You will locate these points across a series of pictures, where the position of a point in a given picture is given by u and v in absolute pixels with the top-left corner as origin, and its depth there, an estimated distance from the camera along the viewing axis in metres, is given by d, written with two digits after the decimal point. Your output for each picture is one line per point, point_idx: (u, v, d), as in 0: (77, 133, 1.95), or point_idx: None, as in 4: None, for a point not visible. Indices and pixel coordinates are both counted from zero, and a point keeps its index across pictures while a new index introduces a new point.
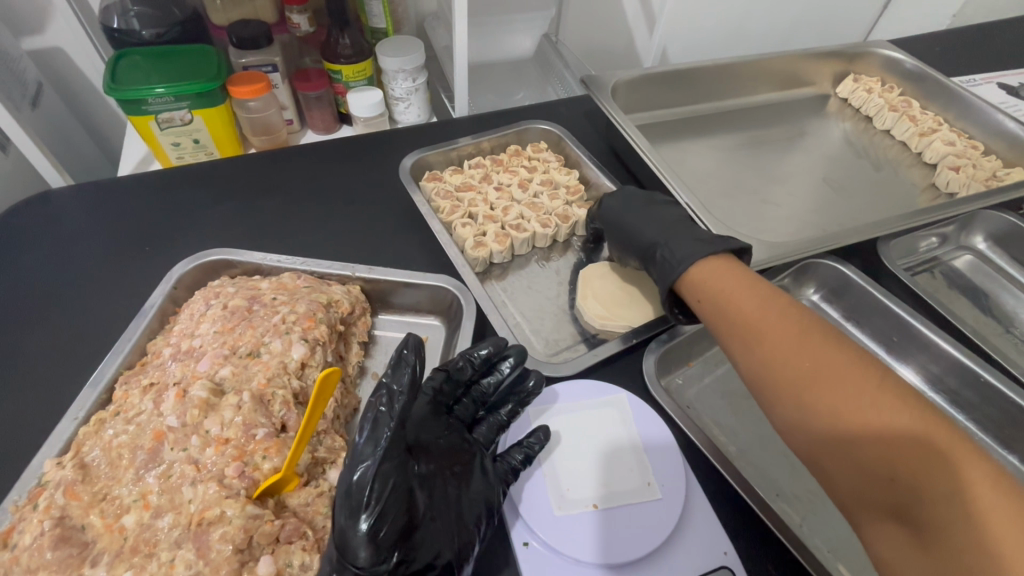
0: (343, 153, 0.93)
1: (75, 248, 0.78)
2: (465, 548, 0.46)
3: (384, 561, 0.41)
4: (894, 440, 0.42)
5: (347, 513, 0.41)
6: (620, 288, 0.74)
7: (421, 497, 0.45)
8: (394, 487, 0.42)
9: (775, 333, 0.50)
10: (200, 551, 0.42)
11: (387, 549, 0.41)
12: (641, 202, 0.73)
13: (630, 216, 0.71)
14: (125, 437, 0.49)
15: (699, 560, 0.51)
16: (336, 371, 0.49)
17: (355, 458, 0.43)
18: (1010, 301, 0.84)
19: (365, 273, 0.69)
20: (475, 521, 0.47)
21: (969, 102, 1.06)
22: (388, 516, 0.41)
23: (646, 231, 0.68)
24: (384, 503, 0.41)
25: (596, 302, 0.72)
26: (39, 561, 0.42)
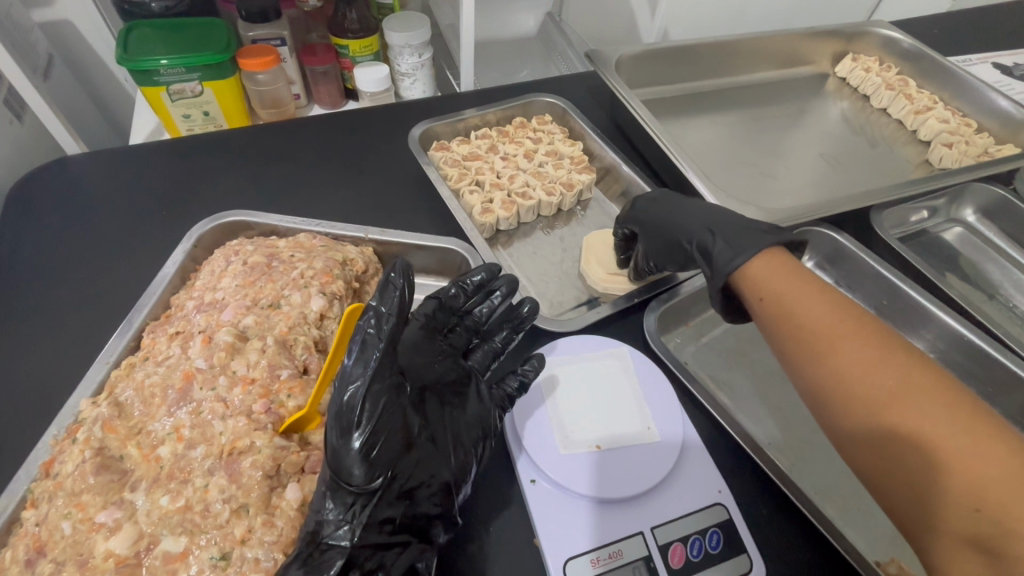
0: (352, 124, 0.95)
1: (90, 210, 0.80)
2: (460, 472, 0.50)
3: (376, 477, 0.44)
4: (986, 476, 0.38)
5: (339, 432, 0.44)
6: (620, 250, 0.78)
7: (413, 420, 0.49)
8: (385, 405, 0.46)
9: (845, 347, 0.48)
10: (232, 477, 0.45)
11: (381, 468, 0.45)
12: (678, 200, 0.70)
13: (669, 212, 0.68)
14: (156, 377, 0.52)
15: (696, 497, 0.55)
16: (360, 308, 0.55)
17: (346, 381, 0.45)
18: (995, 271, 0.87)
19: (378, 235, 0.71)
20: (467, 445, 0.51)
21: (963, 81, 1.09)
22: (381, 434, 0.45)
23: (691, 225, 0.65)
24: (375, 422, 0.45)
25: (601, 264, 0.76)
26: (80, 486, 0.45)
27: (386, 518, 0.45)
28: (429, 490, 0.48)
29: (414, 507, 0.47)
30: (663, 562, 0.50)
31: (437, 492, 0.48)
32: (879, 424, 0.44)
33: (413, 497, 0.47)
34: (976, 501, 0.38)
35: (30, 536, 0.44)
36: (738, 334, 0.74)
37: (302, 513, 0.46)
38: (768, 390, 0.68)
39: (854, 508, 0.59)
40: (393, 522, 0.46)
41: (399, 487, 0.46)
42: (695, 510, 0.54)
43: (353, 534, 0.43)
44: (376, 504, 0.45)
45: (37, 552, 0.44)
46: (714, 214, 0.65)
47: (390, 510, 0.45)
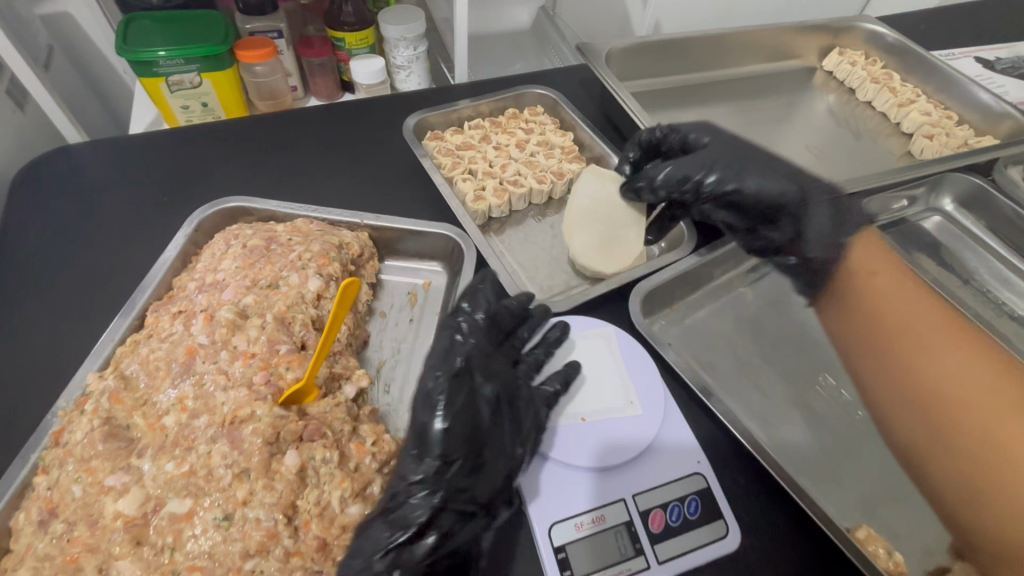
0: (348, 114, 0.97)
1: (91, 196, 0.82)
2: (520, 456, 0.53)
3: (456, 454, 0.50)
4: (1006, 464, 0.54)
5: (423, 416, 0.51)
6: (606, 222, 0.80)
7: (483, 405, 0.53)
8: (462, 395, 0.52)
9: (946, 358, 0.63)
10: (234, 444, 0.48)
11: (461, 447, 0.50)
12: (758, 158, 0.79)
13: (740, 153, 0.79)
14: (161, 352, 0.55)
15: (677, 467, 0.57)
16: (354, 283, 0.61)
17: (434, 375, 0.53)
18: (972, 257, 0.90)
19: (373, 221, 0.74)
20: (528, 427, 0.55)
21: (946, 75, 1.11)
22: (459, 417, 0.51)
23: (776, 174, 0.78)
24: (455, 408, 0.51)
25: (580, 244, 0.78)
26: (90, 452, 0.48)
27: (464, 492, 0.49)
28: (498, 467, 0.51)
29: (481, 483, 0.50)
30: (643, 527, 0.53)
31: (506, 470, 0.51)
32: (948, 414, 0.59)
33: (481, 474, 0.50)
34: (991, 483, 0.54)
35: (42, 498, 0.47)
36: (721, 317, 0.77)
37: (300, 479, 0.48)
38: (748, 370, 0.71)
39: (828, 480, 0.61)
40: (463, 494, 0.49)
41: (471, 463, 0.50)
42: (676, 479, 0.56)
43: (432, 503, 0.48)
44: (452, 476, 0.49)
45: (49, 513, 0.46)
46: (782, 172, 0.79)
47: (464, 482, 0.50)
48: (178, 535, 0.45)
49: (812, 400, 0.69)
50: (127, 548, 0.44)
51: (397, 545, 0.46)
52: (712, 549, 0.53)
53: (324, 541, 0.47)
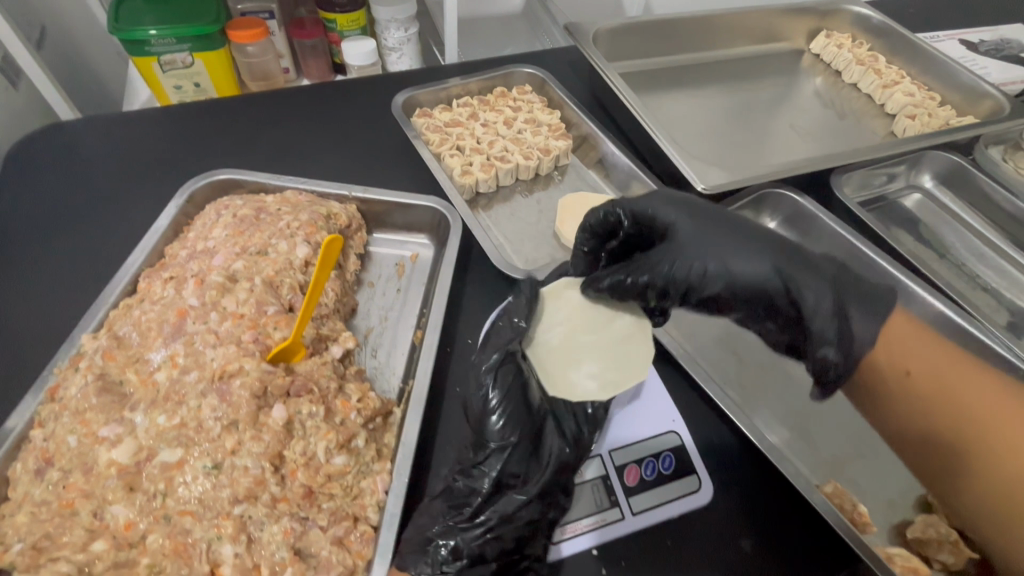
0: (338, 93, 0.98)
1: (84, 171, 0.83)
2: (576, 443, 0.54)
3: (512, 439, 0.52)
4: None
5: (481, 406, 0.54)
6: (590, 333, 0.61)
7: (536, 396, 0.57)
8: (510, 387, 0.54)
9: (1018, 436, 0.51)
10: (222, 397, 0.50)
11: (517, 431, 0.53)
12: (727, 234, 0.57)
13: (693, 239, 0.57)
14: (153, 314, 0.56)
15: (653, 425, 0.60)
16: (338, 238, 0.64)
17: (491, 364, 0.56)
18: (949, 233, 0.92)
19: (361, 193, 0.75)
20: (580, 418, 0.57)
21: (930, 56, 1.13)
22: (509, 409, 0.53)
23: (762, 246, 0.56)
24: (506, 402, 0.53)
25: (590, 376, 0.59)
26: (84, 405, 0.50)
27: (522, 477, 0.52)
28: (555, 452, 0.52)
29: (536, 468, 0.52)
30: (618, 480, 0.56)
31: (565, 456, 0.52)
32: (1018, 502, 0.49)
33: (535, 459, 0.53)
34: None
35: (39, 449, 0.49)
36: None
37: (287, 430, 0.50)
38: (726, 338, 0.73)
39: (803, 442, 0.63)
40: (516, 478, 0.51)
41: (527, 447, 0.53)
42: (651, 436, 0.59)
43: (487, 485, 0.51)
44: (507, 460, 0.51)
45: (46, 462, 0.48)
46: (742, 255, 0.56)
47: (516, 467, 0.52)
48: (169, 482, 0.47)
49: (789, 365, 0.70)
50: (120, 493, 0.46)
51: (451, 524, 0.49)
52: (685, 502, 0.56)
53: (310, 489, 0.49)
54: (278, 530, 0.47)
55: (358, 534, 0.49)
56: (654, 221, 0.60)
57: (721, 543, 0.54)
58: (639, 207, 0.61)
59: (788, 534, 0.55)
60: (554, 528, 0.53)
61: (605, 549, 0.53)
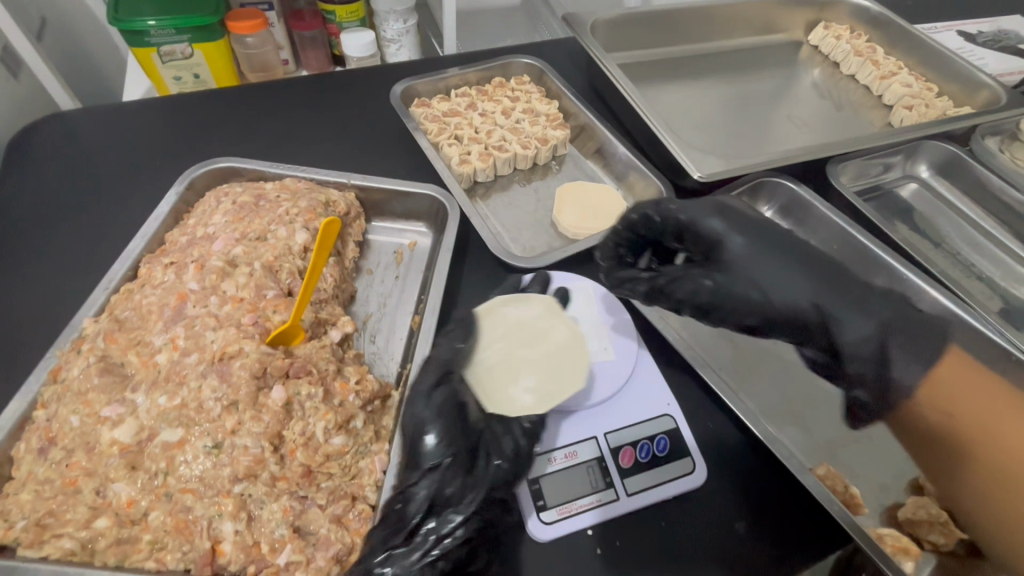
0: (337, 83, 0.98)
1: (85, 160, 0.84)
2: (516, 457, 0.52)
3: (448, 456, 0.50)
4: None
5: (414, 424, 0.52)
6: (528, 348, 0.60)
7: (474, 407, 0.54)
8: (442, 405, 0.53)
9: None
10: (223, 378, 0.51)
11: (452, 447, 0.51)
12: (781, 255, 0.63)
13: (739, 261, 0.62)
14: (153, 298, 0.57)
15: (647, 408, 0.61)
16: (335, 221, 0.66)
17: (424, 385, 0.54)
18: (944, 223, 0.93)
19: (360, 181, 0.75)
20: (518, 432, 0.54)
21: (927, 47, 1.13)
22: (441, 427, 0.51)
23: (809, 273, 0.62)
24: (438, 419, 0.52)
25: (528, 390, 0.57)
26: (86, 385, 0.51)
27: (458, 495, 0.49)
28: (491, 469, 0.50)
29: (472, 485, 0.49)
30: (614, 462, 0.56)
31: (502, 473, 0.50)
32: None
33: (471, 476, 0.50)
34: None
35: (42, 428, 0.50)
36: None
37: (286, 411, 0.51)
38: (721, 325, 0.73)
39: (798, 426, 0.64)
40: (453, 496, 0.49)
41: (463, 464, 0.50)
42: (646, 419, 0.60)
43: (425, 506, 0.48)
44: (442, 477, 0.49)
45: (49, 442, 0.49)
46: (786, 277, 0.61)
47: (451, 484, 0.49)
48: (170, 460, 0.47)
49: (784, 350, 0.71)
50: (122, 471, 0.47)
51: (388, 549, 0.46)
52: (680, 483, 0.56)
53: (309, 468, 0.50)
54: (277, 508, 0.47)
55: (356, 513, 0.50)
56: (701, 231, 0.64)
57: (714, 523, 0.55)
58: (687, 216, 0.65)
59: (782, 514, 0.56)
60: (549, 508, 0.54)
61: (601, 529, 0.53)
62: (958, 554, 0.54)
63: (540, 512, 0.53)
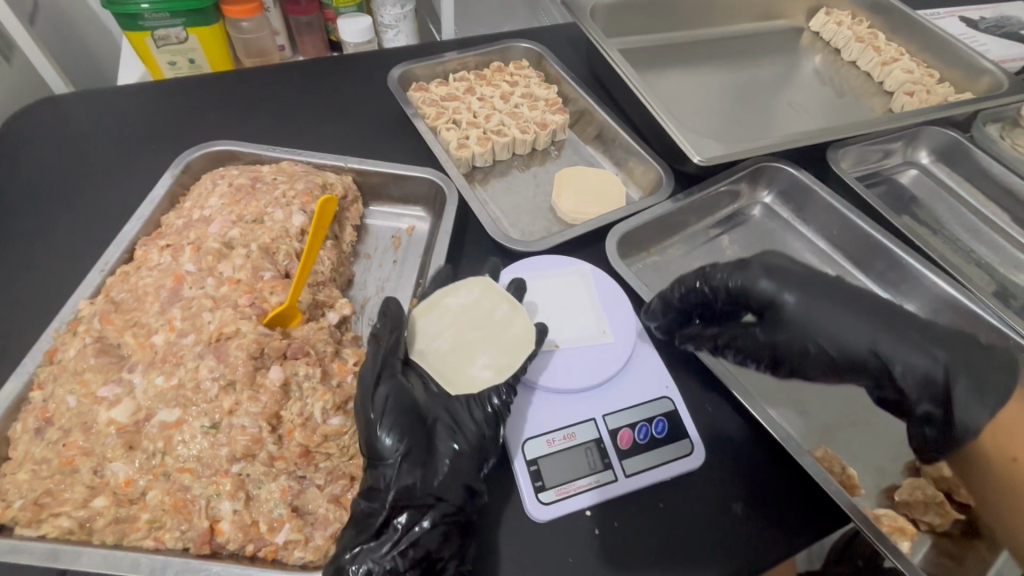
0: (334, 67, 0.97)
1: (79, 143, 0.83)
2: (480, 442, 0.52)
3: (403, 450, 0.48)
4: None
5: (364, 421, 0.49)
6: (476, 329, 0.60)
7: (421, 398, 0.53)
8: (392, 397, 0.51)
9: None
10: (220, 358, 0.51)
11: (407, 440, 0.49)
12: (840, 303, 0.58)
13: (800, 318, 0.58)
14: (149, 280, 0.57)
15: (647, 390, 0.61)
16: (332, 200, 0.65)
17: (367, 380, 0.51)
18: (944, 209, 0.93)
19: (357, 164, 0.75)
20: (478, 417, 0.54)
21: (930, 33, 1.12)
22: (393, 419, 0.49)
23: (871, 320, 0.58)
24: (388, 411, 0.50)
25: (485, 366, 0.57)
26: (83, 365, 0.51)
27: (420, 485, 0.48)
28: (451, 458, 0.50)
29: (431, 475, 0.49)
30: (612, 444, 0.57)
31: (462, 460, 0.50)
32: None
33: (429, 466, 0.49)
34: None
35: (38, 408, 0.50)
36: (696, 261, 0.79)
37: (284, 391, 0.51)
38: None
39: (797, 411, 0.64)
40: (414, 488, 0.47)
41: (419, 454, 0.49)
42: (646, 400, 0.60)
43: (388, 502, 0.47)
44: (401, 471, 0.48)
45: (45, 422, 0.49)
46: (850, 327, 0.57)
47: (411, 476, 0.48)
48: (167, 440, 0.47)
49: None
50: (120, 451, 0.47)
51: (361, 547, 0.45)
52: (677, 464, 0.56)
53: (307, 449, 0.50)
54: (275, 488, 0.47)
55: (354, 492, 0.50)
56: (754, 293, 0.61)
57: (711, 504, 0.55)
58: (735, 281, 0.61)
59: (779, 495, 0.56)
60: (548, 488, 0.54)
61: (598, 510, 0.54)
62: (954, 535, 0.55)
63: (538, 492, 0.53)
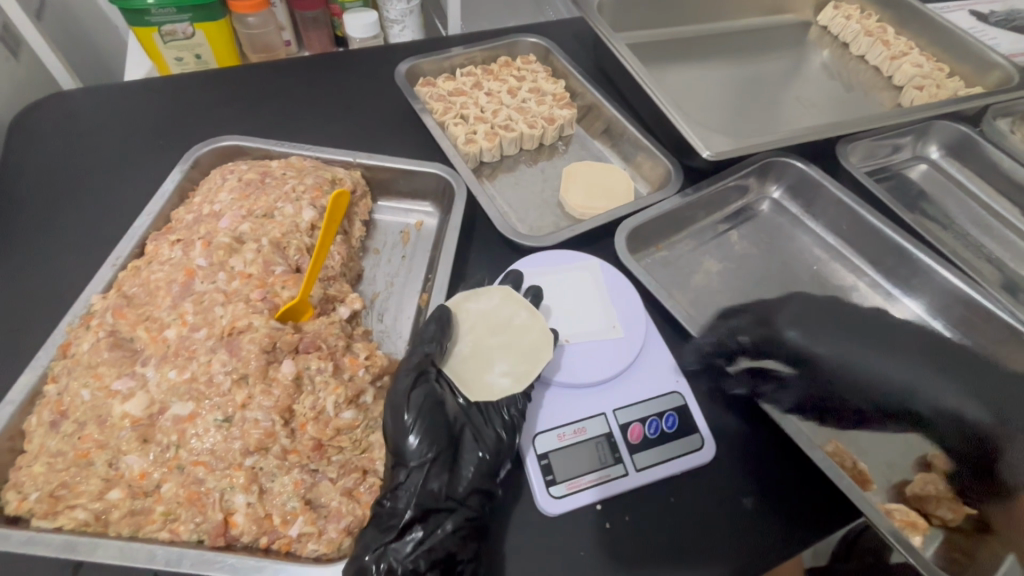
0: (341, 63, 0.97)
1: (88, 139, 0.83)
2: (501, 450, 0.52)
3: (431, 454, 0.49)
4: None
5: (394, 423, 0.50)
6: (497, 336, 0.60)
7: (450, 402, 0.54)
8: (424, 403, 0.51)
9: None
10: (232, 352, 0.51)
11: (435, 445, 0.49)
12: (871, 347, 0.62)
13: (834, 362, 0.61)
14: (161, 274, 0.57)
15: (657, 386, 0.61)
16: (344, 195, 0.64)
17: (401, 387, 0.52)
18: (953, 204, 0.92)
19: (365, 159, 0.75)
20: (497, 424, 0.53)
21: (939, 27, 1.11)
22: (424, 424, 0.50)
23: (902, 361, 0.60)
24: (420, 417, 0.50)
25: (503, 374, 0.57)
26: (97, 359, 0.51)
27: (445, 491, 0.49)
28: (473, 464, 0.50)
29: (456, 480, 0.49)
30: (622, 438, 0.57)
31: (483, 467, 0.50)
32: None
33: (454, 472, 0.50)
34: None
35: (53, 402, 0.50)
36: (704, 256, 0.79)
37: (296, 385, 0.51)
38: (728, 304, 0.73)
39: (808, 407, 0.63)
40: (439, 492, 0.48)
41: (447, 460, 0.50)
42: (657, 395, 0.60)
43: (414, 504, 0.47)
44: (428, 475, 0.49)
45: (60, 415, 0.49)
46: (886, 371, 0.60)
47: (437, 481, 0.49)
48: (181, 434, 0.47)
49: None
50: (134, 444, 0.47)
51: (383, 545, 0.46)
52: (689, 459, 0.57)
53: (320, 442, 0.50)
54: (289, 481, 0.48)
55: (367, 486, 0.50)
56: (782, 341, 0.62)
57: (721, 498, 0.55)
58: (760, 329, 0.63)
59: (791, 489, 0.56)
60: (558, 483, 0.54)
61: (609, 504, 0.54)
62: (965, 530, 0.55)
63: (549, 487, 0.53)
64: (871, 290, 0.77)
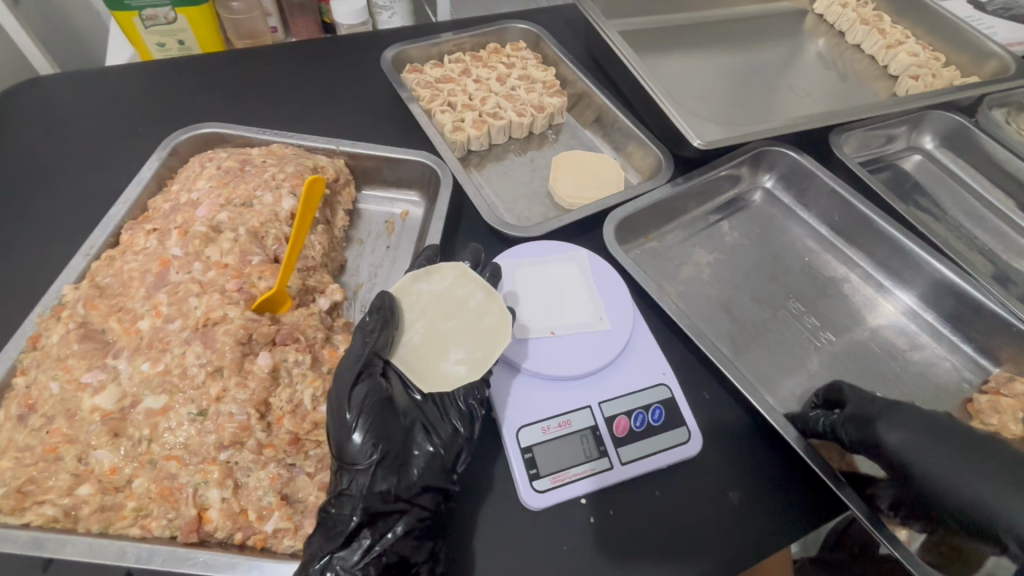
0: (327, 49, 0.95)
1: (65, 126, 0.81)
2: (454, 446, 0.50)
3: (378, 455, 0.46)
4: None
5: (337, 423, 0.47)
6: (452, 319, 0.56)
7: (399, 398, 0.51)
8: (369, 401, 0.48)
9: None
10: (207, 344, 0.49)
11: (383, 446, 0.47)
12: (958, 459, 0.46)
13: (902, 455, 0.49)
14: (135, 265, 0.55)
15: (645, 378, 0.60)
16: (320, 181, 0.60)
17: (343, 384, 0.49)
18: (946, 196, 0.91)
19: (349, 147, 0.73)
20: (454, 417, 0.52)
21: (936, 15, 1.09)
22: (370, 423, 0.47)
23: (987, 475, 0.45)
24: (365, 416, 0.47)
25: (460, 361, 0.54)
26: (66, 351, 0.50)
27: (392, 493, 0.46)
28: (423, 461, 0.48)
29: (407, 480, 0.47)
30: (608, 432, 0.56)
31: (436, 463, 0.49)
32: None
33: (404, 470, 0.48)
34: None
35: (22, 395, 0.49)
36: (694, 247, 0.78)
37: (273, 377, 0.50)
38: (718, 295, 0.72)
39: (795, 400, 0.63)
40: (388, 494, 0.46)
41: (396, 460, 0.47)
42: (643, 387, 0.59)
43: (360, 510, 0.45)
44: (375, 477, 0.46)
45: (29, 408, 0.48)
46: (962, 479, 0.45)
47: (385, 483, 0.46)
48: (153, 428, 0.46)
49: (781, 321, 0.70)
50: (104, 438, 0.46)
51: (329, 554, 0.43)
52: (673, 453, 0.56)
53: (296, 436, 0.49)
54: (264, 476, 0.47)
55: None
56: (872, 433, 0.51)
57: (707, 495, 0.54)
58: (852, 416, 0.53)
59: (778, 483, 0.55)
60: (542, 476, 0.53)
61: (593, 498, 0.53)
62: None
63: (533, 480, 0.53)
64: (863, 282, 0.76)
